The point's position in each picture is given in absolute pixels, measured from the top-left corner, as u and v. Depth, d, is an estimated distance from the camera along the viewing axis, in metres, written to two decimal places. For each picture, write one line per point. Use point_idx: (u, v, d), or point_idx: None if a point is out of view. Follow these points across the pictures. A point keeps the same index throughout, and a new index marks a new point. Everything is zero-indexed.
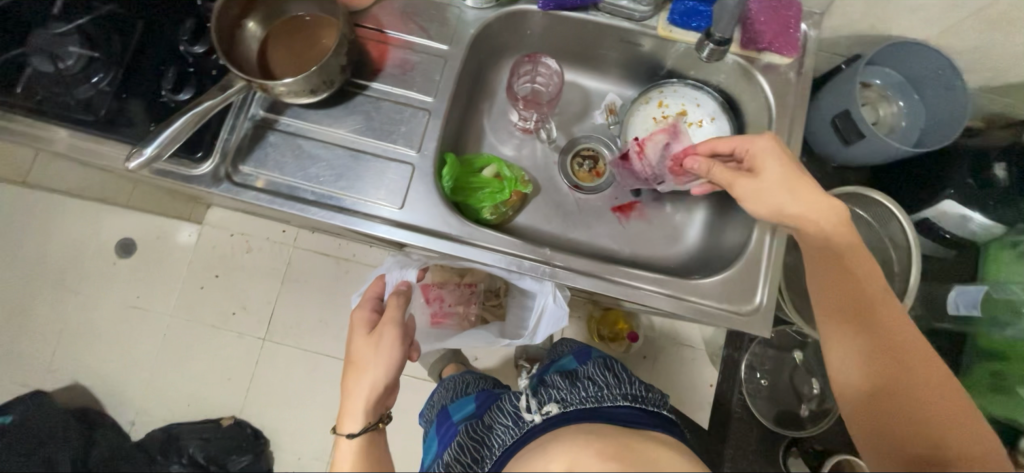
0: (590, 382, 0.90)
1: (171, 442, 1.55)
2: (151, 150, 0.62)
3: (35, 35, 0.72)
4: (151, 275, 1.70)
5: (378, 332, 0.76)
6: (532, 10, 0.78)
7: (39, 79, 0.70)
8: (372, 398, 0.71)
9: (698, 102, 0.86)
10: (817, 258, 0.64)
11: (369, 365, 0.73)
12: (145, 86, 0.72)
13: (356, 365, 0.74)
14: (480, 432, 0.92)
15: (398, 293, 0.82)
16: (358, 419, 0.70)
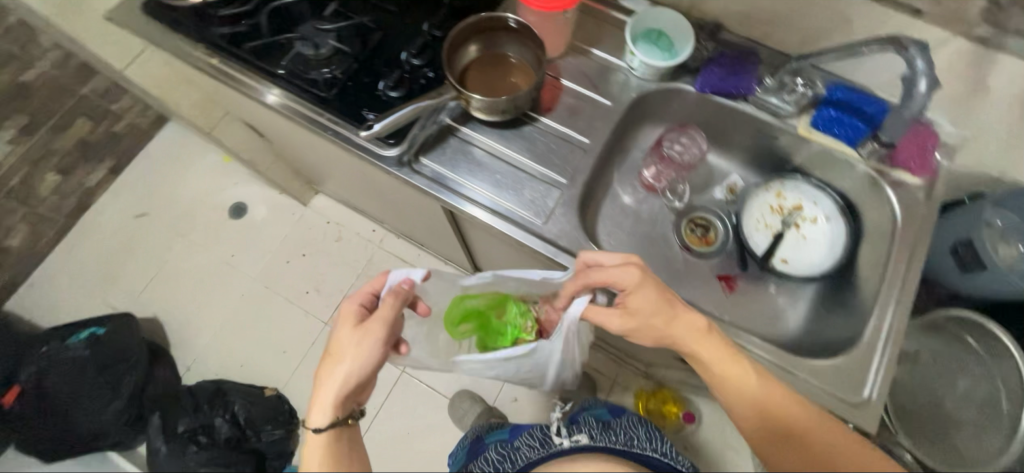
0: (623, 432, 0.89)
1: (219, 396, 1.57)
2: (378, 127, 0.80)
3: (303, 25, 0.93)
4: (250, 238, 1.88)
5: (365, 326, 0.74)
6: (688, 90, 0.91)
7: (296, 58, 0.90)
8: (343, 392, 0.71)
9: (816, 200, 0.94)
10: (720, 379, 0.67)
11: (346, 356, 0.72)
12: (368, 80, 0.89)
13: (335, 356, 0.73)
14: (506, 452, 0.91)
15: (394, 292, 0.77)
16: (331, 410, 0.71)
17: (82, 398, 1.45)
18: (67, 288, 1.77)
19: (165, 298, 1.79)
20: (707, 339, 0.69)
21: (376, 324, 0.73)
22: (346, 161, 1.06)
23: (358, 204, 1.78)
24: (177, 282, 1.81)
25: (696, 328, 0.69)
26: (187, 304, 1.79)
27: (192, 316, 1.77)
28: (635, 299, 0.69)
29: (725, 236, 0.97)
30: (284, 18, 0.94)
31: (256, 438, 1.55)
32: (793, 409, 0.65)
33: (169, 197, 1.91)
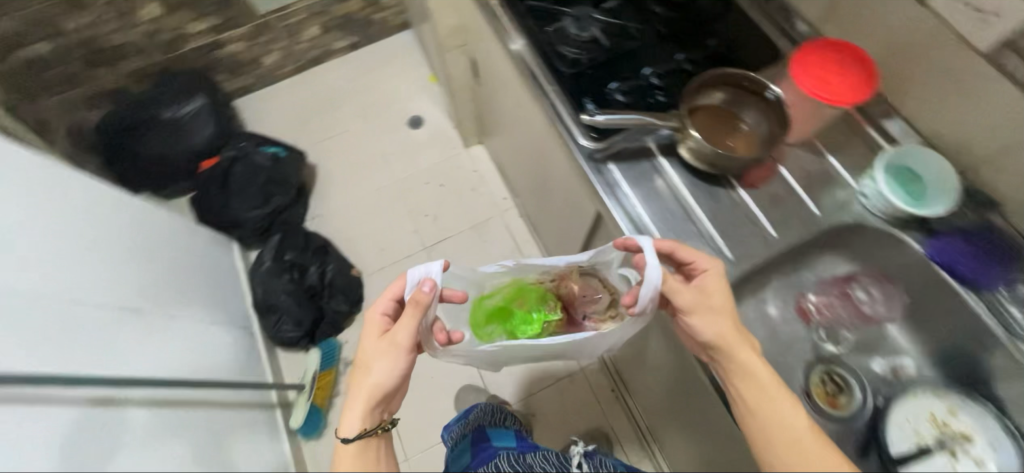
0: None
1: (321, 251, 1.80)
2: (601, 118, 0.84)
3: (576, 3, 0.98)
4: (412, 148, 2.14)
5: (388, 338, 0.83)
6: (917, 247, 0.81)
7: (556, 29, 0.96)
8: (372, 399, 0.79)
9: (992, 442, 0.76)
10: (756, 383, 0.69)
11: (375, 367, 0.81)
12: (604, 76, 0.93)
13: (364, 366, 0.82)
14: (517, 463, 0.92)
15: (415, 304, 0.82)
16: (357, 424, 0.78)
17: (242, 192, 1.76)
18: (278, 112, 2.20)
19: (331, 157, 2.12)
20: (738, 334, 0.73)
21: (401, 335, 0.81)
22: (538, 131, 1.14)
23: (510, 170, 1.91)
24: (345, 151, 2.14)
25: (741, 335, 0.72)
26: (343, 171, 2.10)
27: (341, 182, 2.09)
28: (711, 278, 0.75)
29: (860, 412, 0.80)
30: None
31: (327, 299, 1.75)
32: (810, 443, 0.65)
33: (377, 86, 2.25)
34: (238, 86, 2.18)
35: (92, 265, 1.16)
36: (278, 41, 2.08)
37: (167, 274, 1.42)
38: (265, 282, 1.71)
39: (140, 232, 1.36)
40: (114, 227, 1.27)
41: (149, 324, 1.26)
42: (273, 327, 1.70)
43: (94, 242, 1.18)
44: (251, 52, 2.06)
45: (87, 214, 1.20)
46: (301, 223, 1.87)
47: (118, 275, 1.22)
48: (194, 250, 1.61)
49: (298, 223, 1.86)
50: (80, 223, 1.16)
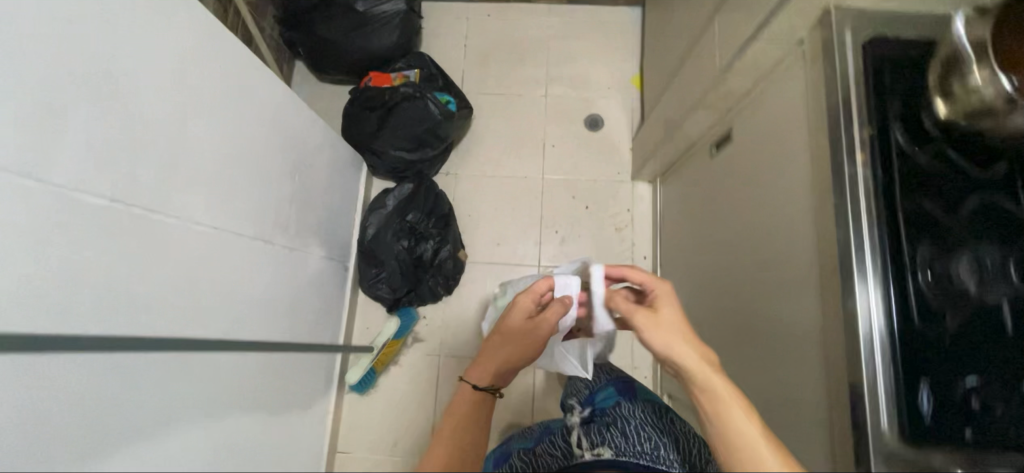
0: (636, 431, 0.92)
1: (443, 222, 1.66)
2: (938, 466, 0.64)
3: (986, 240, 0.67)
4: (575, 150, 1.87)
5: (535, 322, 0.92)
6: None
7: (942, 263, 0.67)
8: (507, 363, 0.92)
9: None
10: (700, 368, 0.67)
11: (513, 343, 0.92)
12: (970, 367, 0.65)
13: (504, 336, 0.92)
14: (530, 459, 0.99)
15: (562, 304, 0.93)
16: (484, 373, 0.89)
17: (397, 130, 1.57)
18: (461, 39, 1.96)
19: (491, 116, 1.91)
20: (704, 362, 0.68)
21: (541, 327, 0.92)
22: (788, 310, 0.89)
23: (670, 237, 1.63)
24: (507, 116, 1.91)
25: (704, 358, 0.68)
26: (497, 138, 1.90)
27: (490, 149, 1.89)
28: (665, 315, 0.74)
29: None
30: (980, 210, 0.68)
31: (428, 274, 1.64)
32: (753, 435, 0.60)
33: (571, 58, 1.93)
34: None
35: (233, 180, 1.02)
36: None
37: (294, 193, 1.29)
38: (381, 240, 1.60)
39: (286, 143, 1.23)
40: (262, 135, 1.12)
41: (261, 253, 1.16)
42: (366, 277, 1.61)
43: (239, 154, 1.04)
44: None
45: (246, 118, 1.05)
46: (432, 180, 1.71)
47: (252, 194, 1.10)
48: (327, 168, 1.49)
49: (431, 181, 1.70)
50: (235, 130, 1.01)
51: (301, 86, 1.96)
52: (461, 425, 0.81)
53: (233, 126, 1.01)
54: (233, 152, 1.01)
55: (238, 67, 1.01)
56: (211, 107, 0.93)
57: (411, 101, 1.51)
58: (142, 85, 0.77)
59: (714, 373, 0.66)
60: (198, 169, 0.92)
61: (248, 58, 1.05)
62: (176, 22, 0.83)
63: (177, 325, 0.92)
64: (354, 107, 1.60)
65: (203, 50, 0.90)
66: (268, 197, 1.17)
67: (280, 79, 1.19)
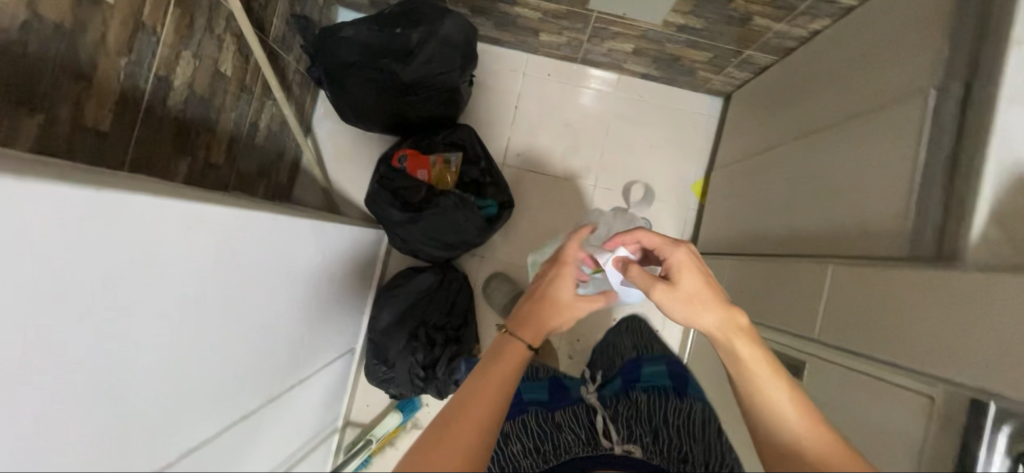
0: (667, 430, 0.87)
1: (462, 321, 1.55)
2: None
3: None
4: None
5: (574, 284, 0.82)
6: None
7: None
8: (547, 319, 0.79)
9: None
10: (732, 335, 0.69)
11: (561, 299, 0.81)
12: None
13: (551, 298, 0.81)
14: (546, 424, 0.92)
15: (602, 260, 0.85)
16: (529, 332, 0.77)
17: (425, 237, 1.42)
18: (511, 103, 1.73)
19: (527, 197, 1.73)
20: (724, 310, 0.71)
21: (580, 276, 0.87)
22: None
23: None
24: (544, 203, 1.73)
25: (731, 315, 0.70)
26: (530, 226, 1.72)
27: (520, 237, 1.72)
28: (686, 281, 0.74)
29: None
30: None
31: None
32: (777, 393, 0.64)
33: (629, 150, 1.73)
34: (491, 37, 1.65)
35: (205, 360, 0.90)
36: (571, 30, 1.50)
37: (303, 330, 1.15)
38: (392, 353, 1.48)
39: (301, 300, 1.09)
40: (262, 300, 0.95)
41: (236, 405, 1.06)
42: (375, 375, 1.51)
43: (224, 332, 0.90)
44: (533, 23, 1.50)
45: (240, 295, 0.89)
46: (456, 275, 1.57)
47: (235, 360, 0.97)
48: (351, 274, 1.35)
49: (455, 277, 1.57)
50: (220, 315, 0.86)
51: (321, 121, 1.70)
52: (502, 374, 0.69)
53: (218, 311, 0.85)
54: (219, 350, 0.91)
55: (241, 250, 0.83)
56: (183, 309, 0.78)
57: (448, 214, 1.36)
58: (68, 326, 0.65)
59: (759, 367, 0.66)
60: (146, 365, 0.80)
61: (257, 253, 0.88)
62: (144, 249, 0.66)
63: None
64: (384, 194, 1.39)
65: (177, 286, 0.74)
66: (261, 354, 1.03)
67: (303, 238, 1.00)
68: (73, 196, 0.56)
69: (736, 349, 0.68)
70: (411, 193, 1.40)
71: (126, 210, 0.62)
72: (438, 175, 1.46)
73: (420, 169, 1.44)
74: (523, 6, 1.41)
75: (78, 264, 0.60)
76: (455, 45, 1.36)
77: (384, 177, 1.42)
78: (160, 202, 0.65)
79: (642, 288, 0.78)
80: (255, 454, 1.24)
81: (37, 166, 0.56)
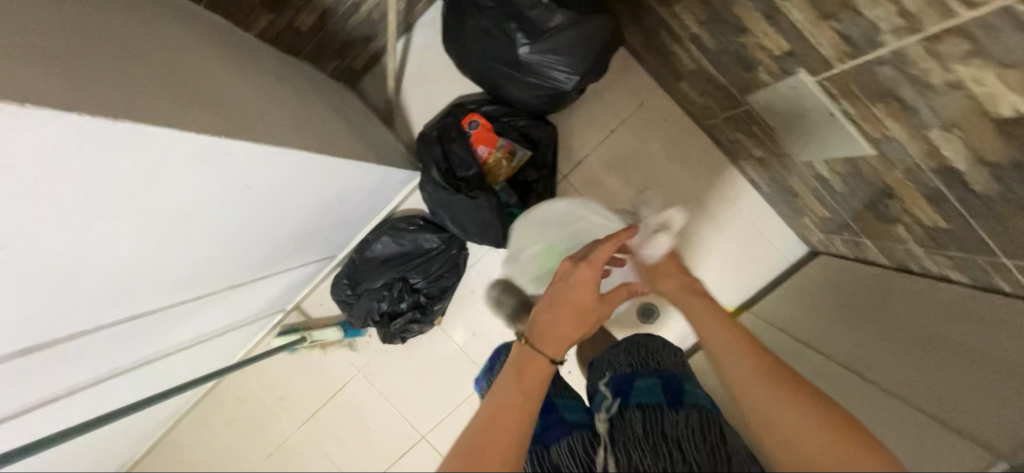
0: (671, 451, 0.72)
1: (438, 293, 1.53)
2: None
3: None
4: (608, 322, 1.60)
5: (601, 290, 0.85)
6: None
7: None
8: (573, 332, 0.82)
9: None
10: (728, 327, 0.79)
11: (587, 304, 0.84)
12: None
13: (574, 308, 0.83)
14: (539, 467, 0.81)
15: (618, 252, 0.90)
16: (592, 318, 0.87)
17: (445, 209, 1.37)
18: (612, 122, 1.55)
19: None
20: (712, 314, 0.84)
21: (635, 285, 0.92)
22: None
23: None
24: None
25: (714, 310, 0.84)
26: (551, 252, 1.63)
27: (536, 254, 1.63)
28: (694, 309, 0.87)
29: None
30: None
31: None
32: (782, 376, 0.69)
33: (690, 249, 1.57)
34: (635, 52, 1.46)
35: (203, 262, 0.96)
36: (714, 101, 1.30)
37: (298, 234, 1.19)
38: (360, 289, 1.49)
39: (309, 209, 1.10)
40: (267, 217, 0.98)
41: (220, 294, 1.15)
42: (337, 288, 1.54)
43: (221, 244, 0.94)
44: (683, 69, 1.30)
45: (245, 215, 0.91)
46: (459, 250, 1.51)
47: (226, 263, 1.03)
48: (361, 198, 1.31)
49: (457, 252, 1.51)
50: (223, 229, 0.90)
51: (425, 30, 1.57)
52: (525, 375, 0.75)
53: (221, 227, 0.88)
54: (221, 249, 0.96)
55: (260, 171, 0.83)
56: (204, 215, 0.81)
57: (476, 206, 1.31)
58: (92, 235, 0.68)
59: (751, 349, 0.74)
60: (156, 271, 0.86)
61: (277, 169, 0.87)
62: (165, 174, 0.68)
63: (122, 348, 1.05)
64: (438, 152, 1.35)
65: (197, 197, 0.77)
66: (247, 259, 1.09)
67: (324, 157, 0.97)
68: (79, 123, 0.54)
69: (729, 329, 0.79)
70: (462, 168, 1.36)
71: (149, 140, 0.62)
72: (494, 164, 1.38)
73: (483, 147, 1.36)
74: (684, 49, 1.21)
75: (102, 188, 0.62)
76: (591, 51, 1.21)
77: (447, 135, 1.36)
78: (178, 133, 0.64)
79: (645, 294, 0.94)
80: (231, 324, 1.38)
81: (49, 80, 0.54)
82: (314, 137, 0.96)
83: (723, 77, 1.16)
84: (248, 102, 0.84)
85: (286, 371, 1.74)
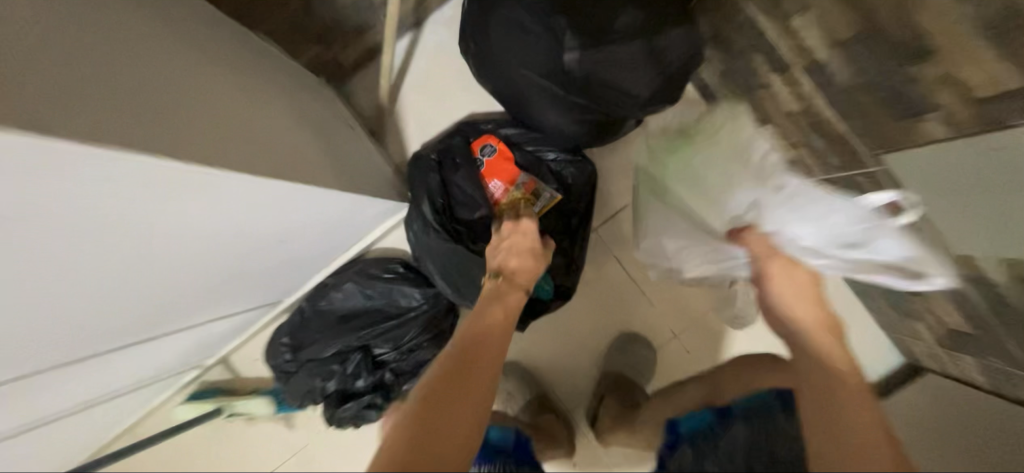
0: None
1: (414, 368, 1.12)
2: None
3: None
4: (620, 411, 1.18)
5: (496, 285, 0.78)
6: None
7: None
8: (451, 364, 0.61)
9: None
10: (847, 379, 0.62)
11: (470, 330, 0.67)
12: None
13: (466, 334, 0.66)
14: None
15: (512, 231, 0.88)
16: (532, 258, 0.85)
17: (442, 263, 0.99)
18: None
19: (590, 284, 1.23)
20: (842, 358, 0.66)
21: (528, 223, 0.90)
22: None
23: None
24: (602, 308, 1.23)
25: (845, 357, 0.66)
26: (567, 323, 1.24)
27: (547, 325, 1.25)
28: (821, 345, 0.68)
29: None
30: None
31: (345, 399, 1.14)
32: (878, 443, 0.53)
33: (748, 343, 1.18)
34: (703, 83, 1.13)
35: (118, 307, 0.76)
36: (811, 157, 0.97)
37: (260, 269, 0.95)
38: (303, 360, 1.09)
39: (272, 239, 0.85)
40: (213, 254, 0.78)
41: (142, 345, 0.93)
42: (274, 356, 1.11)
43: (135, 288, 0.74)
44: (775, 110, 0.98)
45: (171, 257, 0.71)
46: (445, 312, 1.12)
47: (147, 311, 0.82)
48: (326, 231, 0.97)
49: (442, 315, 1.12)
50: (138, 271, 0.70)
51: (438, 27, 1.25)
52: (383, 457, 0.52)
53: (133, 268, 0.69)
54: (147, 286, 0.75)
55: (197, 191, 0.63)
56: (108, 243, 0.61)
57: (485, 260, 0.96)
58: None
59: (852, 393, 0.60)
60: (45, 315, 0.67)
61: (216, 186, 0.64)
62: (57, 195, 0.51)
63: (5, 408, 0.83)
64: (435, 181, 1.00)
65: (94, 219, 0.56)
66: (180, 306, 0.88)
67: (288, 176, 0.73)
68: None
69: (844, 385, 0.61)
70: (461, 206, 1.01)
71: (32, 151, 0.46)
72: (515, 205, 1.01)
73: (500, 181, 1.01)
74: (787, 80, 0.89)
75: None
76: (665, 71, 0.87)
77: (449, 161, 1.02)
78: (90, 147, 0.49)
79: (524, 268, 0.82)
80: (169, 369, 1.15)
81: None
82: (298, 166, 0.78)
83: (844, 124, 0.84)
84: (247, 125, 0.73)
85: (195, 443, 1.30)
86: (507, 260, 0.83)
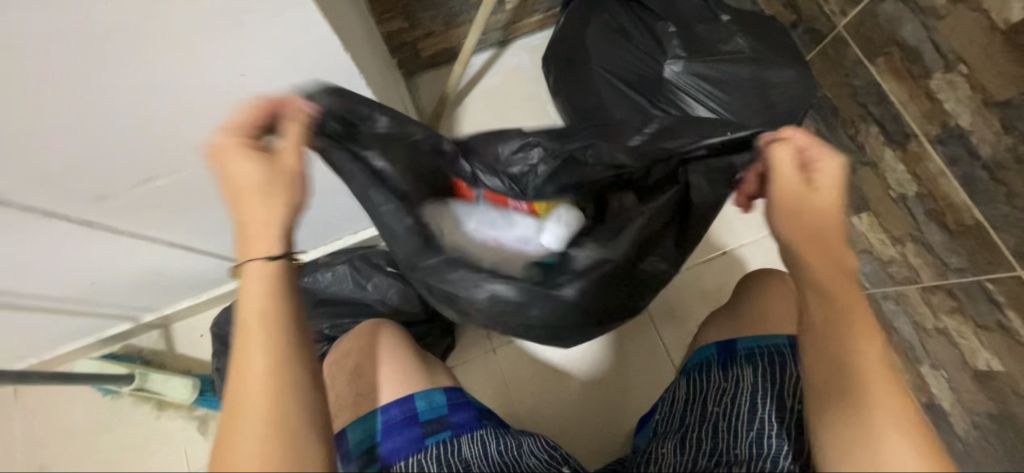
0: None
1: None
2: None
3: None
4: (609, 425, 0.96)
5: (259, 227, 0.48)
6: None
7: None
8: (237, 389, 0.44)
9: None
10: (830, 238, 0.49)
11: (252, 322, 0.46)
12: None
13: (241, 335, 0.46)
14: None
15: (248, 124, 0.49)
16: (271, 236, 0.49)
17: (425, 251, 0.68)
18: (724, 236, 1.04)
19: (617, 351, 1.01)
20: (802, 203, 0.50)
21: (290, 156, 0.49)
22: None
23: None
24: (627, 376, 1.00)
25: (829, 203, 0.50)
26: (575, 390, 0.99)
27: (553, 382, 1.00)
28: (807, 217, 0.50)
29: None
30: None
31: None
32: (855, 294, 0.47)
33: None
34: None
35: (119, 181, 0.60)
36: (922, 254, 0.81)
37: None
38: None
39: None
40: None
41: (144, 262, 0.80)
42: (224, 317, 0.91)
43: (198, 188, 0.66)
44: (879, 194, 0.85)
45: None
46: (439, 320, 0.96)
47: (189, 219, 0.73)
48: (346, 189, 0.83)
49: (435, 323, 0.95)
50: (220, 170, 0.65)
51: (521, 51, 1.22)
52: None
53: None
54: (164, 161, 0.60)
55: (292, 52, 0.52)
56: (170, 69, 0.49)
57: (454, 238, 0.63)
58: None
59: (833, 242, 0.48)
60: (39, 144, 0.51)
61: (311, 60, 0.53)
62: (243, 38, 0.48)
63: None
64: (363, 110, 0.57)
65: (194, 26, 0.45)
66: (218, 231, 0.79)
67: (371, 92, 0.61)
68: None
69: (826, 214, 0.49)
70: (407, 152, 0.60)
71: None
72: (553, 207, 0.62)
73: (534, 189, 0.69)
74: (907, 155, 0.78)
75: None
76: (770, 106, 0.78)
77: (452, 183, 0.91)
78: (320, 19, 0.49)
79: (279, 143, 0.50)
80: (110, 306, 0.91)
81: None
82: None
83: (982, 210, 0.70)
84: (352, 33, 0.64)
85: (77, 424, 1.00)
86: (236, 174, 0.48)
